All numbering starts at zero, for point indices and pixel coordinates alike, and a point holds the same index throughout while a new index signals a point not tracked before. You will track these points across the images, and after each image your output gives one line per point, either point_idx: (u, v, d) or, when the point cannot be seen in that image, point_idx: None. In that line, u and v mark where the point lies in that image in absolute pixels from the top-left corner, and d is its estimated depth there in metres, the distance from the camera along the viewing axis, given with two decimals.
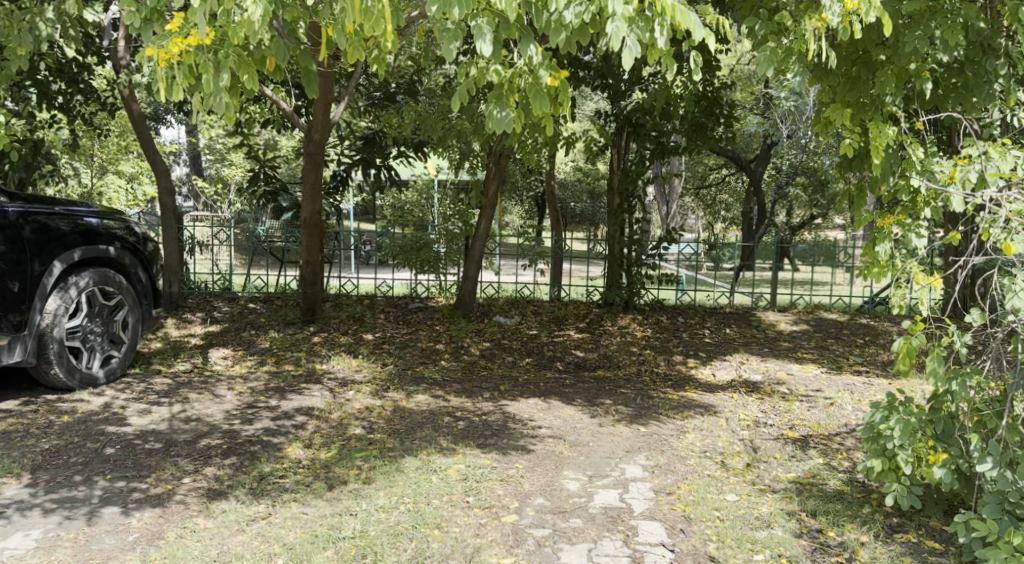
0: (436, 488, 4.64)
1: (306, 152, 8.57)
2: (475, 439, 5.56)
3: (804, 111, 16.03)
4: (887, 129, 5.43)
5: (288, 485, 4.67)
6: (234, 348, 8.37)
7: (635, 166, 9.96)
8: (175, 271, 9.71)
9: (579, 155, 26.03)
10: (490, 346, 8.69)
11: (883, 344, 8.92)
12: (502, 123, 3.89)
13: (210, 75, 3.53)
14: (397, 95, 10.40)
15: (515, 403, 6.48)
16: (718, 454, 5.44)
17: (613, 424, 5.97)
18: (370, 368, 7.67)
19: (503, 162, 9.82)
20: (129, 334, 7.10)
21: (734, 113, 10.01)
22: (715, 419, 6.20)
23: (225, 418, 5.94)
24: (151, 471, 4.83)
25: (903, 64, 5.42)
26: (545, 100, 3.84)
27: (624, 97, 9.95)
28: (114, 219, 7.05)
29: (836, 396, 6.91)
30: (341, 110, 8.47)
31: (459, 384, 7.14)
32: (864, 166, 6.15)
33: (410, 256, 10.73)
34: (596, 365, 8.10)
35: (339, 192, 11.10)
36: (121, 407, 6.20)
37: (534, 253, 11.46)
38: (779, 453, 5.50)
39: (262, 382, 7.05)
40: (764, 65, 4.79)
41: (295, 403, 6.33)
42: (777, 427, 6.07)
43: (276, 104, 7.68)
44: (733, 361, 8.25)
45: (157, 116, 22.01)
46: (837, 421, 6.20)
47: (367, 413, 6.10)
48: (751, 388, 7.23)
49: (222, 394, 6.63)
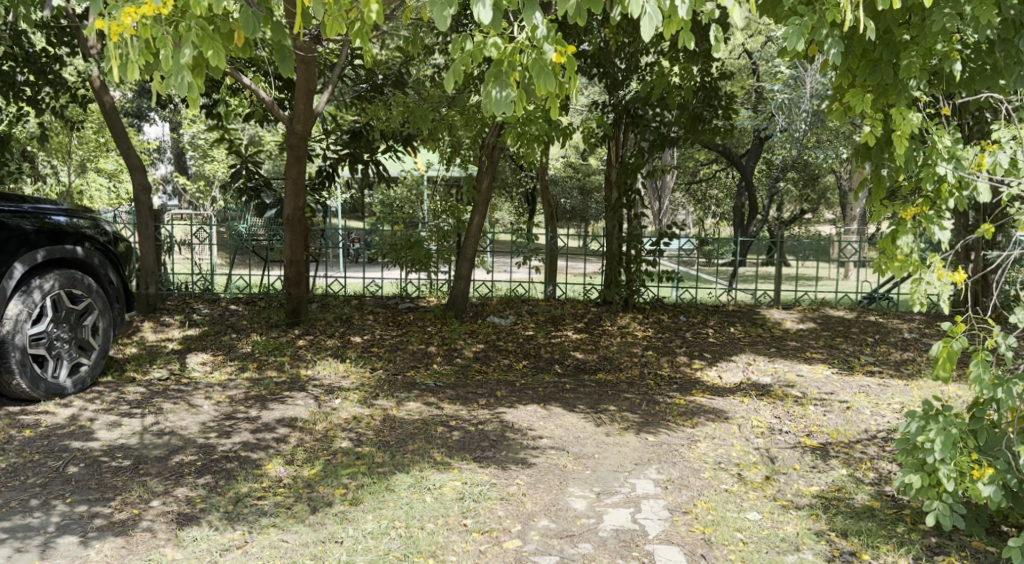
0: (430, 509, 4.22)
1: (288, 145, 8.13)
2: (472, 452, 5.16)
3: (799, 105, 15.52)
4: (914, 115, 5.08)
5: (267, 508, 4.25)
6: (213, 353, 7.95)
7: (633, 158, 9.53)
8: (152, 272, 9.22)
9: (570, 151, 25.61)
10: (483, 348, 8.28)
11: (895, 342, 8.52)
12: (502, 106, 3.47)
13: (168, 50, 3.05)
14: (384, 86, 9.94)
15: (513, 410, 6.07)
16: (734, 466, 5.04)
17: (620, 433, 5.55)
18: (358, 374, 7.24)
19: (496, 154, 9.34)
20: (100, 340, 6.65)
21: (733, 104, 9.63)
22: (726, 426, 5.80)
23: (201, 431, 5.51)
24: (117, 493, 4.40)
25: (929, 43, 4.99)
26: (551, 79, 3.42)
27: (621, 86, 9.54)
28: (84, 218, 6.63)
29: (852, 399, 6.52)
30: (324, 99, 8.04)
31: (452, 390, 6.71)
32: (886, 156, 5.75)
33: (400, 255, 10.29)
34: (596, 368, 7.71)
35: (324, 188, 10.52)
36: (89, 419, 5.76)
37: (527, 249, 11.03)
38: (799, 463, 5.12)
39: (242, 390, 6.61)
40: (794, 39, 4.34)
41: (277, 413, 5.89)
42: (793, 435, 5.67)
43: (253, 92, 7.28)
44: (740, 362, 7.86)
45: (141, 117, 22.58)
46: (858, 428, 5.81)
47: (354, 424, 5.67)
48: (762, 391, 6.83)
49: (199, 404, 6.19)
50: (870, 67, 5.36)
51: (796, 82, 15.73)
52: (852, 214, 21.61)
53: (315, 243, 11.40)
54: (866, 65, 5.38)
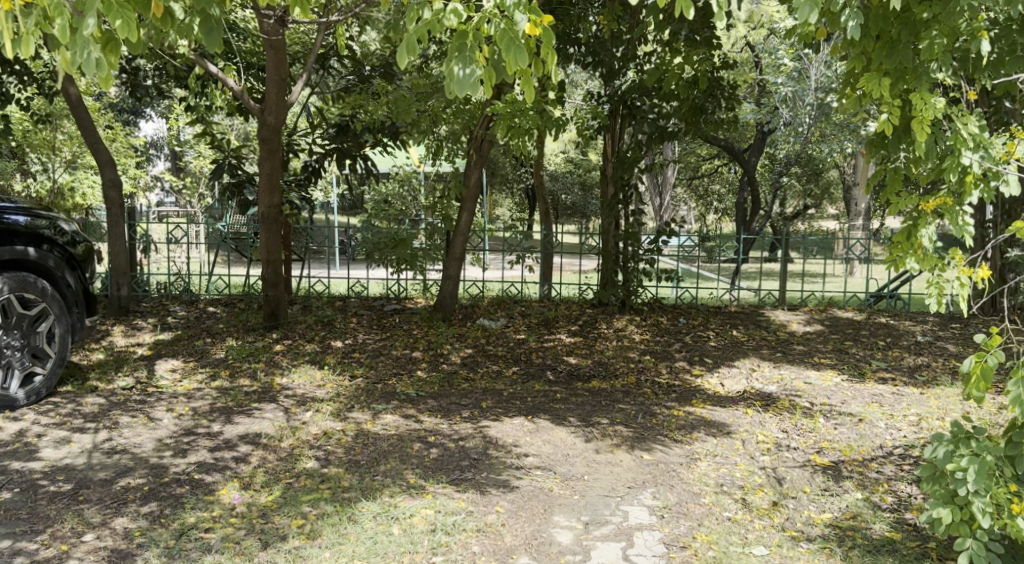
0: (395, 545, 3.80)
1: (262, 138, 7.68)
2: (449, 474, 4.70)
3: (802, 98, 14.99)
4: (936, 100, 4.69)
5: (213, 543, 3.82)
6: (184, 359, 7.49)
7: (631, 152, 9.00)
8: (124, 273, 8.76)
9: (570, 147, 25.22)
10: (472, 353, 7.81)
11: (907, 346, 8.02)
12: (466, 85, 3.06)
13: (67, 20, 2.60)
14: (371, 78, 9.40)
15: (497, 424, 5.59)
16: (738, 489, 4.59)
17: (611, 450, 5.09)
18: (335, 383, 6.77)
19: (484, 148, 8.83)
20: (56, 347, 6.13)
21: (737, 94, 9.10)
22: (729, 442, 5.33)
23: (156, 449, 5.05)
24: (47, 525, 3.95)
25: (954, 20, 4.56)
26: (524, 54, 3.03)
27: (618, 76, 9.06)
28: (41, 217, 6.20)
29: (864, 411, 6.03)
30: (298, 91, 7.65)
31: (434, 401, 6.24)
32: (903, 145, 5.24)
33: (385, 254, 9.89)
34: (590, 374, 7.25)
35: (310, 184, 9.99)
36: (36, 435, 5.29)
37: (522, 248, 10.51)
38: (809, 485, 4.67)
39: (208, 401, 6.15)
40: (807, 11, 3.87)
41: (241, 428, 5.42)
42: (802, 452, 5.20)
43: (216, 75, 6.88)
44: (743, 368, 7.40)
45: (136, 112, 22.28)
46: (872, 443, 5.33)
47: (324, 440, 5.21)
48: (767, 400, 6.37)
49: (158, 417, 5.73)
50: (886, 50, 4.92)
51: (801, 74, 15.25)
52: (856, 210, 21.07)
53: (300, 241, 10.90)
54: (881, 46, 4.95)
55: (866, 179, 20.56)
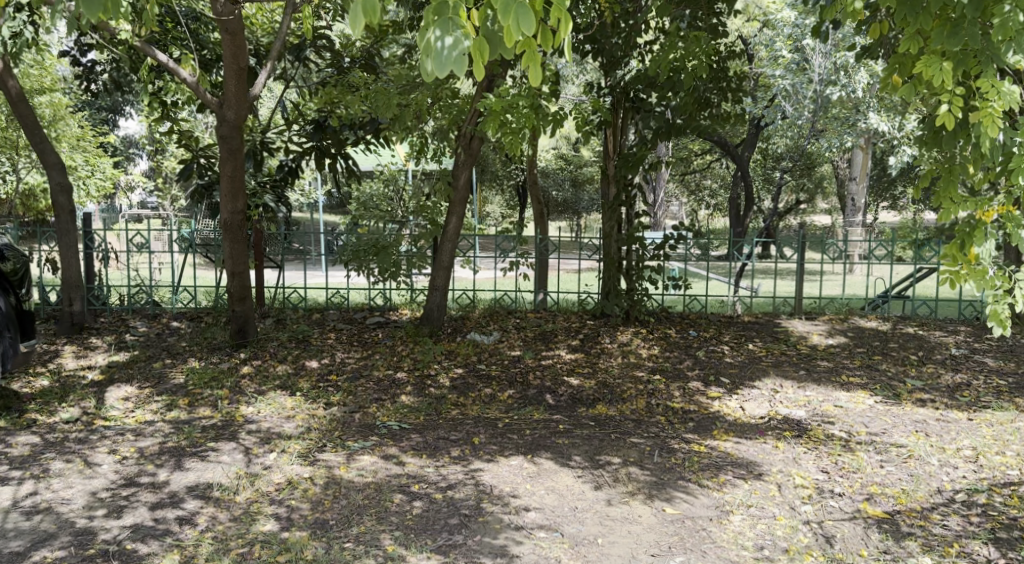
0: None
1: (221, 137, 6.90)
2: (435, 536, 3.93)
3: (802, 91, 13.08)
4: (1009, 88, 4.02)
5: None
6: (139, 385, 6.66)
7: (636, 149, 8.16)
8: (77, 286, 7.92)
9: (561, 143, 24.43)
10: (462, 374, 7.01)
11: (942, 362, 7.28)
12: (446, 61, 2.34)
13: None
14: (351, 70, 8.58)
15: (492, 467, 4.80)
16: (782, 553, 3.85)
17: (626, 500, 4.32)
18: (307, 414, 5.97)
19: (475, 145, 8.04)
20: None
21: (744, 85, 8.36)
22: (763, 487, 4.56)
23: (87, 507, 4.24)
24: None
25: None
26: (527, 15, 2.33)
27: (620, 66, 8.27)
28: None
29: (911, 443, 5.27)
30: (261, 83, 6.91)
31: (419, 436, 5.44)
32: (959, 142, 4.49)
33: (366, 261, 8.96)
34: (595, 398, 6.46)
35: (287, 184, 9.12)
36: None
37: (513, 252, 9.63)
38: (866, 548, 3.92)
39: (158, 440, 5.32)
40: None
41: (192, 476, 4.63)
42: (849, 500, 4.43)
43: (167, 65, 6.11)
44: (765, 389, 6.63)
45: (114, 108, 21.32)
46: (929, 487, 4.58)
47: (288, 491, 4.42)
48: (798, 429, 5.60)
49: (97, 462, 4.91)
50: (948, 27, 4.10)
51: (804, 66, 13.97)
52: (855, 206, 20.25)
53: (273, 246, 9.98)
54: (942, 25, 4.14)
55: (864, 173, 19.81)
